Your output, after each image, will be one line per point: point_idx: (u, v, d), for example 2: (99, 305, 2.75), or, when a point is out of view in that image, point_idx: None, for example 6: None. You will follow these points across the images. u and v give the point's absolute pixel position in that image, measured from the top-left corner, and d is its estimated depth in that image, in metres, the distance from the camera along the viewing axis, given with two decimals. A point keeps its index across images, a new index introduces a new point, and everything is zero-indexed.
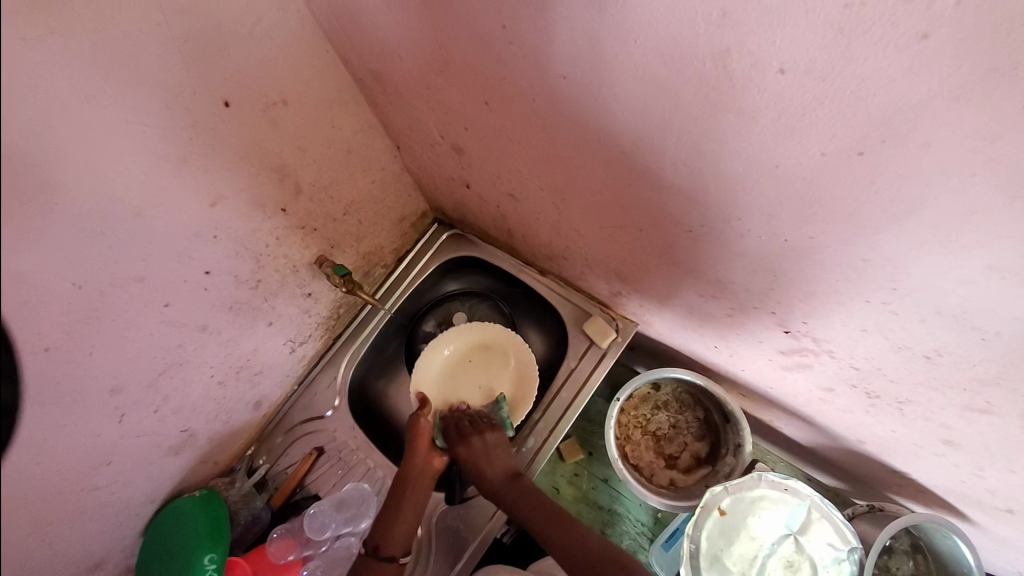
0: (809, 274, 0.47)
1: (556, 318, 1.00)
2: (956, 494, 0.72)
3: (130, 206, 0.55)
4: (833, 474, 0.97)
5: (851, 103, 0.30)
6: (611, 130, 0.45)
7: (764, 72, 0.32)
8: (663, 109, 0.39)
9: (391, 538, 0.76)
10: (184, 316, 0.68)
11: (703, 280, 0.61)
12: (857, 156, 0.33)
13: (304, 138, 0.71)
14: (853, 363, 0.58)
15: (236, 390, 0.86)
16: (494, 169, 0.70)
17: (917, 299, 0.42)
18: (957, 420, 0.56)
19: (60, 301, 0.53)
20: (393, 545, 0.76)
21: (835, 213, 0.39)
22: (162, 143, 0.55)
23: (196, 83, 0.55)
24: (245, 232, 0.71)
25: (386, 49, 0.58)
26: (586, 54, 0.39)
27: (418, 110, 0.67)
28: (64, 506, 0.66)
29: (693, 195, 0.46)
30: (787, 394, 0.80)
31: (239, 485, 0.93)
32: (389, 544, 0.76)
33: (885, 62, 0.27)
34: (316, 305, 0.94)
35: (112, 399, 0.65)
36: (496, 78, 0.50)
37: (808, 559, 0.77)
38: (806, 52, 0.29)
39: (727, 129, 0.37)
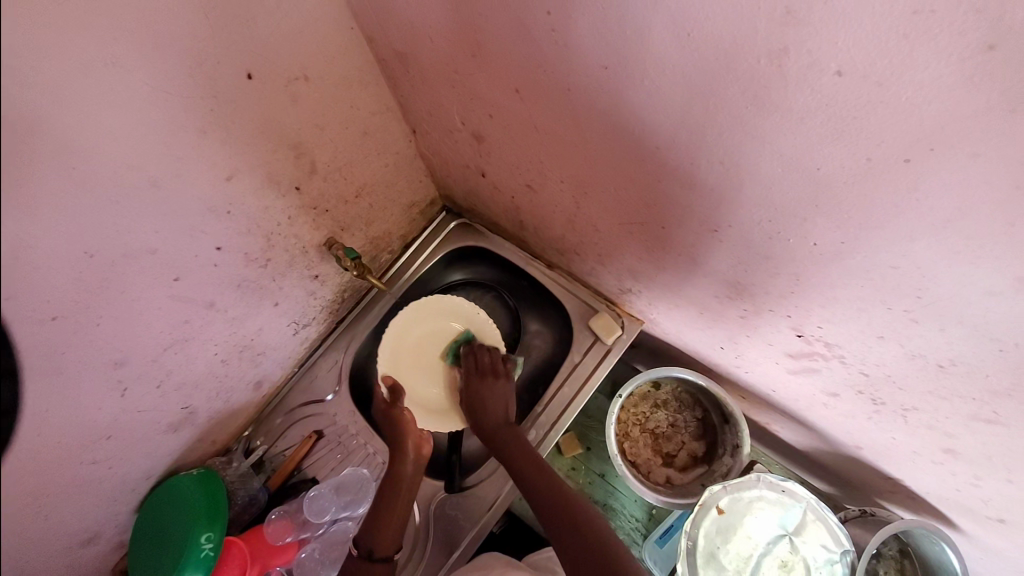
0: (831, 280, 0.48)
1: (561, 312, 1.00)
2: (948, 502, 0.74)
3: (145, 175, 0.53)
4: (825, 478, 0.99)
5: (906, 110, 0.30)
6: (646, 124, 0.45)
7: (820, 72, 0.32)
8: (706, 106, 0.39)
9: (385, 536, 0.76)
10: (192, 292, 0.67)
11: (720, 281, 0.61)
12: (902, 162, 0.33)
13: (322, 115, 0.69)
14: (863, 369, 0.59)
15: (239, 369, 0.85)
16: (514, 159, 0.69)
17: (939, 309, 0.42)
18: (962, 430, 0.57)
19: (71, 270, 0.51)
20: (387, 545, 0.76)
21: (868, 220, 0.39)
22: (182, 114, 0.53)
23: (220, 52, 0.53)
24: (258, 210, 0.70)
25: (416, 29, 0.56)
26: (631, 44, 0.39)
27: (442, 93, 0.66)
28: (61, 479, 0.65)
29: (725, 194, 0.47)
30: (790, 398, 0.81)
31: (236, 465, 0.92)
32: (382, 544, 0.76)
33: (946, 70, 0.27)
34: (323, 288, 0.93)
35: (115, 372, 0.64)
36: (531, 66, 0.49)
37: (801, 561, 0.78)
38: (866, 56, 0.29)
39: (770, 130, 0.37)
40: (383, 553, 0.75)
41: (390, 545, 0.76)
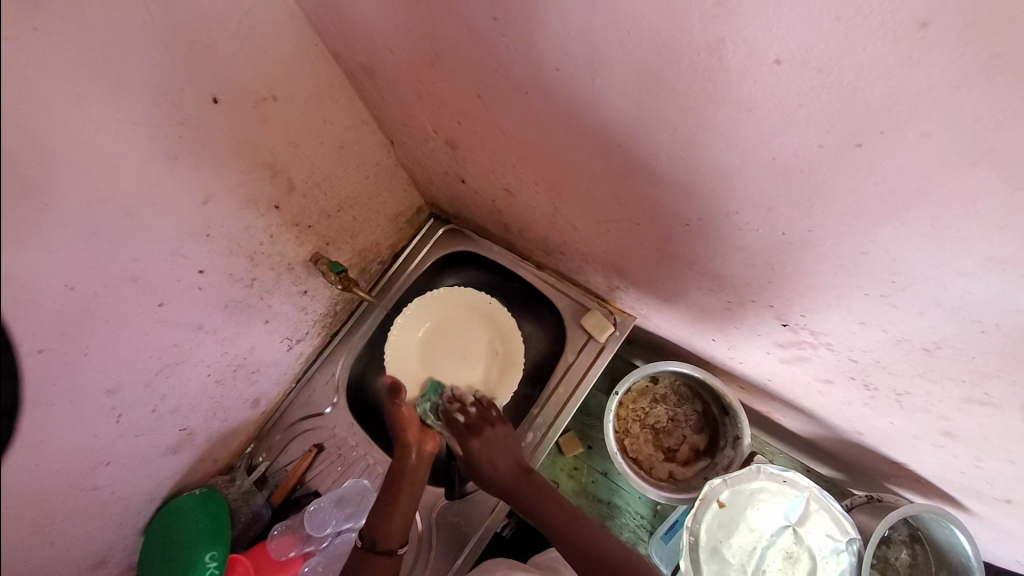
0: (807, 268, 0.47)
1: (553, 313, 1.00)
2: (954, 484, 0.72)
3: (120, 205, 0.54)
4: (831, 465, 0.97)
5: (850, 94, 0.30)
6: (605, 122, 0.45)
7: (760, 62, 0.31)
8: (658, 101, 0.39)
9: (388, 530, 0.77)
10: (179, 315, 0.68)
11: (700, 274, 0.60)
12: (855, 148, 0.32)
13: (295, 133, 0.70)
14: (852, 356, 0.57)
15: (234, 388, 0.86)
16: (488, 164, 0.69)
17: (915, 292, 0.41)
18: (956, 412, 0.56)
19: (51, 303, 0.52)
20: (390, 539, 0.76)
21: (832, 205, 0.38)
22: (151, 141, 0.54)
23: (184, 80, 0.54)
24: (238, 230, 0.70)
25: (377, 41, 0.56)
26: (578, 45, 0.38)
27: (411, 104, 0.66)
28: (64, 507, 0.66)
29: (690, 188, 0.46)
30: (785, 387, 0.80)
31: (239, 483, 0.93)
32: (386, 538, 0.76)
33: (883, 52, 0.27)
34: (313, 302, 0.93)
35: (109, 400, 0.64)
36: (488, 72, 0.49)
37: (807, 551, 0.77)
38: (803, 44, 0.29)
39: (723, 121, 0.37)
40: (388, 545, 0.76)
41: (393, 539, 0.77)
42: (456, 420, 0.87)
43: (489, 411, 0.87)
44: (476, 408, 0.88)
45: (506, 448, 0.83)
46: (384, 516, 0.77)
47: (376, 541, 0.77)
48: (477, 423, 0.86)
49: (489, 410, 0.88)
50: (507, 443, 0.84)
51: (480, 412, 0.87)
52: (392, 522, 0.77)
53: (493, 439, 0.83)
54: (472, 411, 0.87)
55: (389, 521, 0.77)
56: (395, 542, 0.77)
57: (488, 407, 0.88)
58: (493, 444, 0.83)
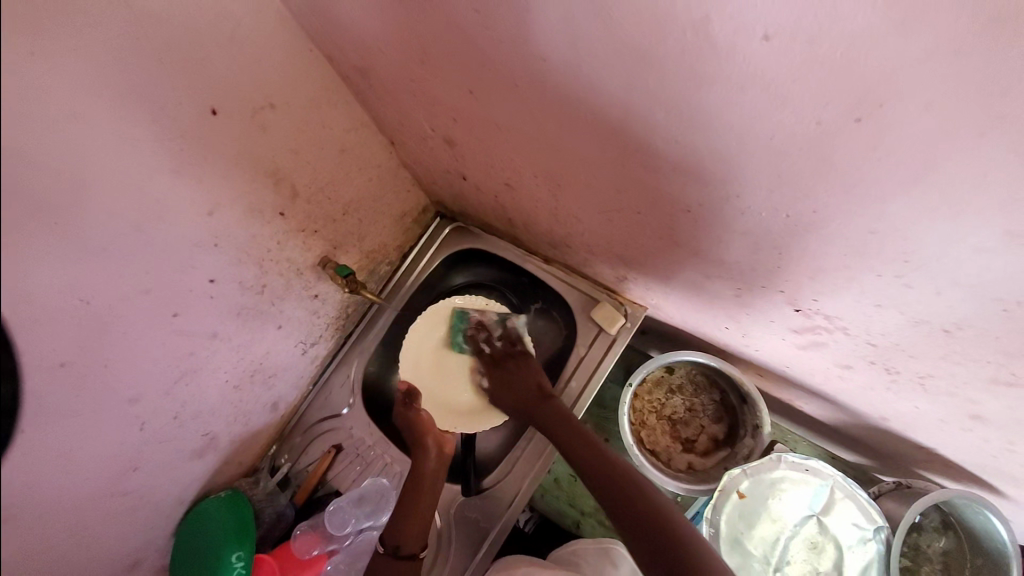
0: (814, 249, 0.45)
1: (563, 306, 0.99)
2: (986, 468, 0.69)
3: (129, 220, 0.55)
4: (856, 450, 0.94)
5: (846, 66, 0.28)
6: (597, 111, 0.44)
7: (750, 38, 0.29)
8: (648, 85, 0.37)
9: (410, 533, 0.78)
10: (193, 325, 0.70)
11: (707, 261, 0.59)
12: (855, 123, 0.31)
13: (295, 139, 0.70)
14: (869, 339, 0.55)
15: (253, 393, 0.88)
16: (487, 159, 0.68)
17: (930, 271, 0.39)
18: (983, 394, 0.53)
19: (70, 318, 0.54)
20: (411, 542, 0.78)
21: (835, 183, 0.36)
22: (154, 157, 0.55)
23: (180, 92, 0.55)
24: (246, 239, 0.71)
25: (368, 43, 0.57)
26: (562, 31, 0.37)
27: (407, 104, 0.66)
28: (95, 513, 0.68)
29: (689, 173, 0.45)
30: (804, 373, 0.78)
31: (263, 484, 0.95)
32: (408, 542, 0.77)
33: (878, 19, 0.25)
34: (324, 306, 0.94)
35: (131, 409, 0.67)
36: (477, 67, 0.48)
37: (832, 541, 0.75)
38: (792, 14, 0.27)
39: (715, 102, 0.35)
40: (409, 549, 0.77)
41: (415, 543, 0.78)
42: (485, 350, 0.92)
43: (513, 347, 0.90)
44: (501, 341, 0.91)
45: (526, 376, 0.88)
46: (405, 522, 0.78)
47: (399, 544, 0.77)
48: (504, 346, 0.91)
49: (514, 345, 0.91)
50: (530, 373, 0.88)
51: (504, 343, 0.91)
52: (414, 526, 0.78)
53: (515, 372, 0.89)
54: (497, 341, 0.91)
55: (410, 526, 0.78)
56: (416, 546, 0.78)
57: (512, 342, 0.91)
58: (518, 377, 0.88)
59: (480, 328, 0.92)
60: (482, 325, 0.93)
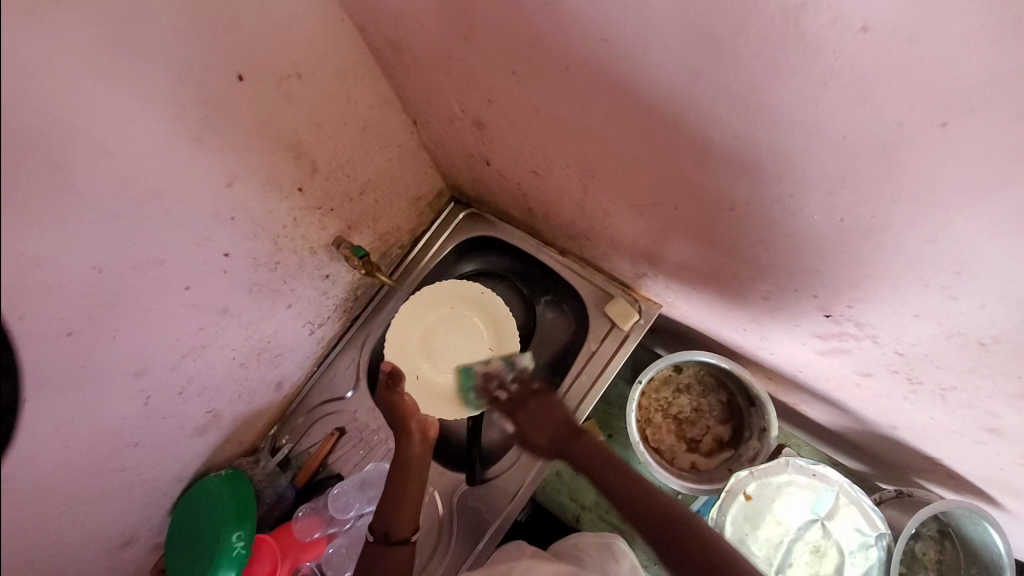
0: (860, 255, 0.44)
1: (576, 299, 0.98)
2: (992, 482, 0.70)
3: (147, 186, 0.53)
4: (858, 458, 0.95)
5: (941, 67, 0.27)
6: (652, 100, 0.42)
7: (843, 30, 0.28)
8: (716, 75, 0.36)
9: (398, 519, 0.76)
10: (205, 299, 0.68)
11: (740, 262, 0.58)
12: (939, 127, 0.30)
13: (319, 112, 0.68)
14: (898, 349, 0.55)
15: (258, 371, 0.86)
16: (518, 144, 0.67)
17: (982, 284, 0.39)
18: (1006, 409, 0.53)
19: (82, 285, 0.52)
20: (402, 527, 0.76)
21: (899, 189, 0.35)
22: (177, 121, 0.53)
23: (209, 54, 0.52)
24: (263, 213, 0.69)
25: (406, 15, 0.54)
26: (631, 12, 0.36)
27: (439, 82, 0.64)
28: (94, 486, 0.67)
29: (740, 170, 0.43)
30: (818, 379, 0.78)
31: (263, 464, 0.94)
32: (399, 527, 0.76)
33: (989, 18, 0.24)
34: (335, 286, 0.92)
35: (137, 382, 0.65)
36: (527, 46, 0.46)
37: (835, 545, 0.76)
38: (896, 6, 0.26)
39: (786, 97, 0.34)
40: (401, 535, 0.75)
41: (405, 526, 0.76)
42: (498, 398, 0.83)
43: (528, 387, 0.82)
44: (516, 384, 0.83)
45: (550, 418, 0.80)
46: (395, 508, 0.76)
47: (389, 530, 0.76)
48: (518, 392, 0.83)
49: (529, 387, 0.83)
50: (554, 410, 0.80)
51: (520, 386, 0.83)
52: (404, 513, 0.76)
53: (535, 412, 0.80)
54: (511, 387, 0.83)
55: (400, 512, 0.76)
56: (408, 531, 0.76)
57: (527, 383, 0.83)
58: (539, 417, 0.80)
59: (490, 376, 0.85)
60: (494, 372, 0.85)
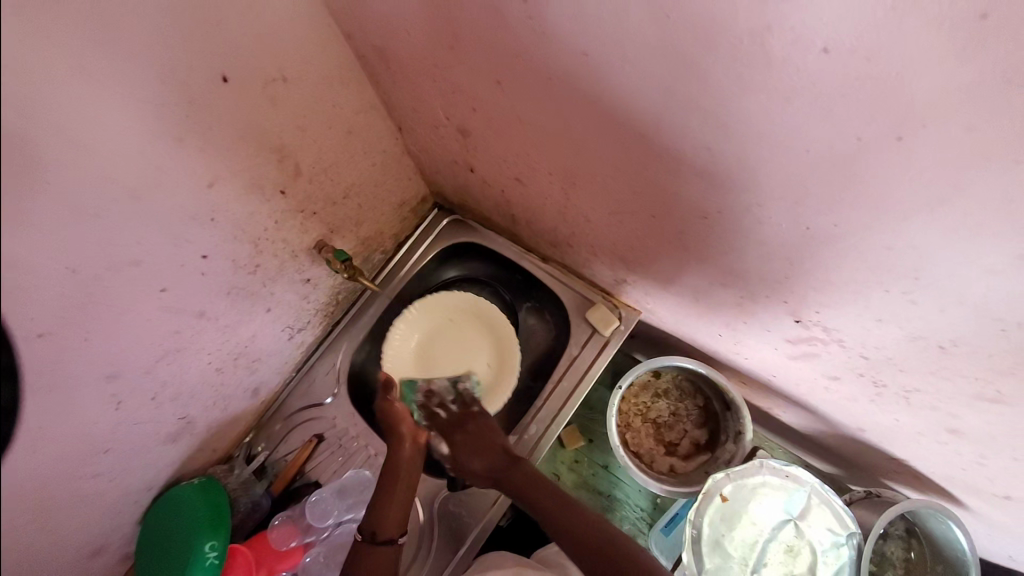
0: (827, 262, 0.47)
1: (558, 306, 0.99)
2: (953, 480, 0.74)
3: (126, 186, 0.52)
4: (829, 460, 0.98)
5: (896, 86, 0.29)
6: (631, 112, 0.44)
7: (806, 51, 0.30)
8: (690, 90, 0.38)
9: (387, 521, 0.74)
10: (182, 301, 0.66)
11: (715, 268, 0.60)
12: (895, 140, 0.32)
13: (304, 117, 0.68)
14: (863, 352, 0.58)
15: (235, 376, 0.84)
16: (501, 152, 0.68)
17: (939, 289, 0.41)
18: (964, 409, 0.56)
19: (54, 285, 0.50)
20: (389, 528, 0.74)
21: (862, 199, 0.38)
22: (158, 121, 0.52)
23: (193, 56, 0.52)
24: (244, 216, 0.69)
25: (393, 23, 0.55)
26: (612, 30, 0.37)
27: (424, 89, 0.65)
28: (59, 496, 0.64)
29: (714, 180, 0.46)
30: (790, 383, 0.81)
31: (238, 472, 0.92)
32: (386, 528, 0.74)
33: (937, 42, 0.26)
34: (315, 291, 0.92)
35: (109, 386, 0.63)
36: (511, 57, 0.47)
37: (807, 544, 0.78)
38: (853, 31, 0.28)
39: (755, 111, 0.36)
40: (387, 535, 0.74)
41: (393, 527, 0.75)
42: (437, 417, 0.83)
43: (467, 409, 0.83)
44: (455, 404, 0.84)
45: (487, 439, 0.81)
46: (383, 508, 0.75)
47: (376, 531, 0.74)
48: (456, 412, 0.84)
49: (469, 407, 0.84)
50: (489, 434, 0.81)
51: (459, 406, 0.85)
52: (393, 513, 0.75)
53: (472, 435, 0.80)
54: (450, 407, 0.84)
55: (388, 513, 0.75)
56: (394, 532, 0.75)
57: (466, 404, 0.84)
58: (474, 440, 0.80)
59: (433, 394, 0.86)
60: (436, 391, 0.87)
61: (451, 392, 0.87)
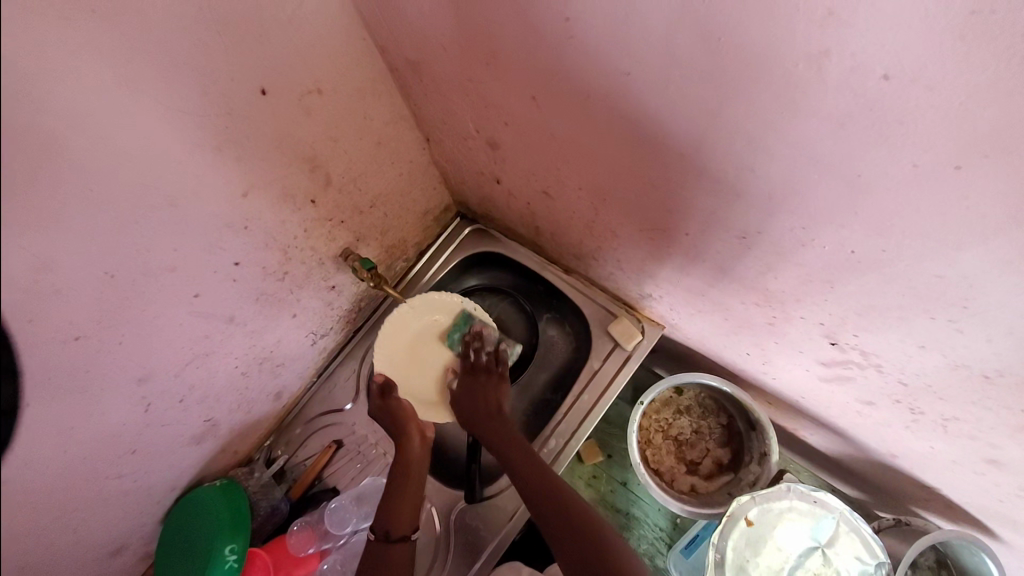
0: (868, 287, 0.45)
1: (579, 318, 0.99)
2: (991, 513, 0.70)
3: (165, 194, 0.53)
4: (856, 485, 0.95)
5: (956, 115, 0.28)
6: (672, 131, 0.43)
7: (865, 76, 0.30)
8: (735, 111, 0.37)
9: (398, 517, 0.74)
10: (212, 307, 0.67)
11: (747, 288, 0.59)
12: (952, 170, 0.31)
13: (337, 128, 0.69)
14: (901, 378, 0.56)
15: (259, 381, 0.85)
16: (530, 165, 0.68)
17: (989, 319, 0.40)
18: (1007, 442, 0.54)
19: (93, 290, 0.51)
20: (401, 526, 0.74)
21: (911, 226, 0.37)
22: (198, 131, 0.53)
23: (234, 69, 0.53)
24: (275, 224, 0.70)
25: (429, 37, 0.56)
26: (657, 51, 0.37)
27: (456, 102, 0.65)
28: (87, 494, 0.65)
29: (754, 201, 0.45)
30: (820, 405, 0.78)
31: (258, 475, 0.92)
32: (398, 525, 0.74)
33: (1004, 71, 0.25)
34: (340, 297, 0.92)
35: (139, 388, 0.64)
36: (548, 73, 0.47)
37: (835, 573, 0.75)
38: (918, 58, 0.27)
39: (803, 135, 0.36)
40: (401, 532, 0.74)
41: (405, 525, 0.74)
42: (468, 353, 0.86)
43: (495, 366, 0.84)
44: (487, 355, 0.85)
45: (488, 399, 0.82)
46: (395, 504, 0.75)
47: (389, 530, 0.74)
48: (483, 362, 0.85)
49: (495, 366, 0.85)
50: (494, 397, 0.82)
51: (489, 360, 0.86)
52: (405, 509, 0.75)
53: (482, 389, 0.83)
54: (482, 353, 0.86)
55: (400, 508, 0.75)
56: (407, 528, 0.74)
57: (497, 361, 0.85)
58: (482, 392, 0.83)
59: (477, 335, 0.87)
60: (483, 335, 0.88)
61: (492, 345, 0.87)
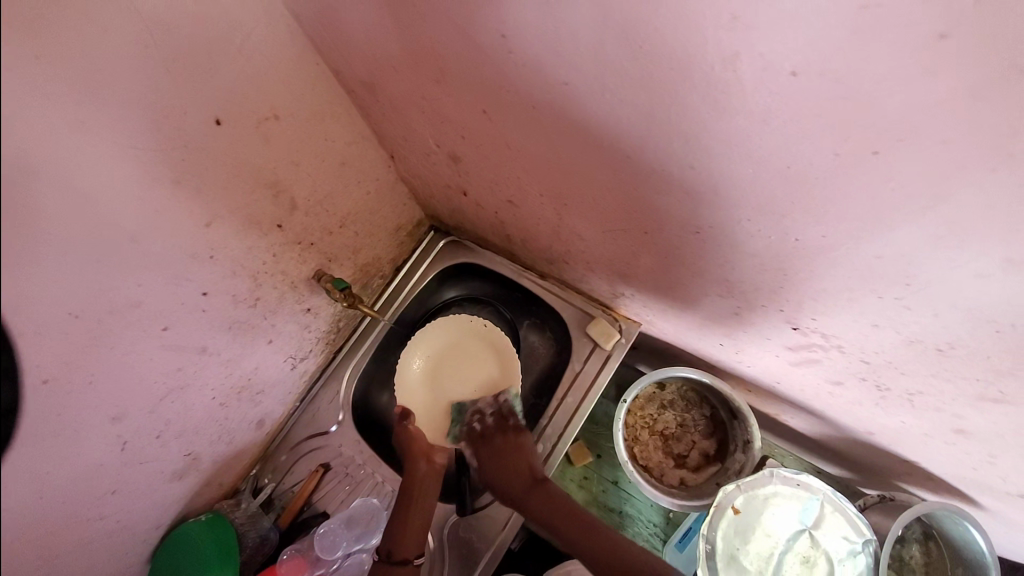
0: (819, 271, 0.47)
1: (558, 321, 1.00)
2: (967, 481, 0.72)
3: (126, 231, 0.53)
4: (841, 464, 0.97)
5: (867, 104, 0.30)
6: (615, 136, 0.45)
7: (777, 73, 0.31)
8: (669, 113, 0.39)
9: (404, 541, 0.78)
10: (184, 339, 0.67)
11: (709, 280, 0.60)
12: (872, 155, 0.33)
13: (297, 152, 0.70)
14: (863, 356, 0.58)
15: (239, 410, 0.84)
16: (492, 176, 0.69)
17: (931, 294, 0.41)
18: (969, 411, 0.56)
19: (58, 331, 0.51)
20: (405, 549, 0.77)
21: (846, 210, 0.38)
22: (154, 166, 0.53)
23: (186, 102, 0.53)
24: (242, 251, 0.69)
25: (378, 58, 0.57)
26: (589, 61, 0.39)
27: (413, 119, 0.66)
28: (67, 540, 0.64)
29: (701, 197, 0.46)
30: (795, 389, 0.80)
31: (245, 505, 0.91)
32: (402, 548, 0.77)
33: (900, 63, 0.27)
34: (317, 320, 0.92)
35: (114, 428, 0.63)
36: (495, 87, 0.49)
37: (823, 554, 0.77)
38: (821, 54, 0.29)
39: (734, 132, 0.37)
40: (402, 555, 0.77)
41: (409, 550, 0.78)
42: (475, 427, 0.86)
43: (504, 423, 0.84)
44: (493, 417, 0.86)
45: (516, 458, 0.82)
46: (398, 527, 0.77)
47: (392, 551, 0.77)
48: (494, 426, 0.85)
49: (505, 420, 0.85)
50: (520, 455, 0.82)
51: (497, 421, 0.86)
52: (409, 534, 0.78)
53: (504, 452, 0.82)
54: (489, 419, 0.86)
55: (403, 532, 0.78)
56: (410, 551, 0.77)
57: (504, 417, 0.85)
58: (506, 457, 0.82)
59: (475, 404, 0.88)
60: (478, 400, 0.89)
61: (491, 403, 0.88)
